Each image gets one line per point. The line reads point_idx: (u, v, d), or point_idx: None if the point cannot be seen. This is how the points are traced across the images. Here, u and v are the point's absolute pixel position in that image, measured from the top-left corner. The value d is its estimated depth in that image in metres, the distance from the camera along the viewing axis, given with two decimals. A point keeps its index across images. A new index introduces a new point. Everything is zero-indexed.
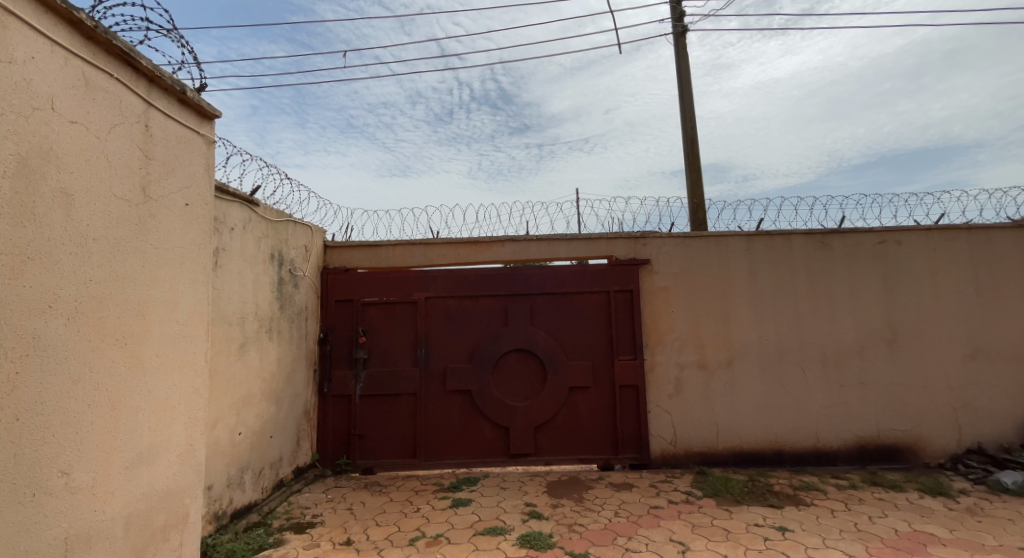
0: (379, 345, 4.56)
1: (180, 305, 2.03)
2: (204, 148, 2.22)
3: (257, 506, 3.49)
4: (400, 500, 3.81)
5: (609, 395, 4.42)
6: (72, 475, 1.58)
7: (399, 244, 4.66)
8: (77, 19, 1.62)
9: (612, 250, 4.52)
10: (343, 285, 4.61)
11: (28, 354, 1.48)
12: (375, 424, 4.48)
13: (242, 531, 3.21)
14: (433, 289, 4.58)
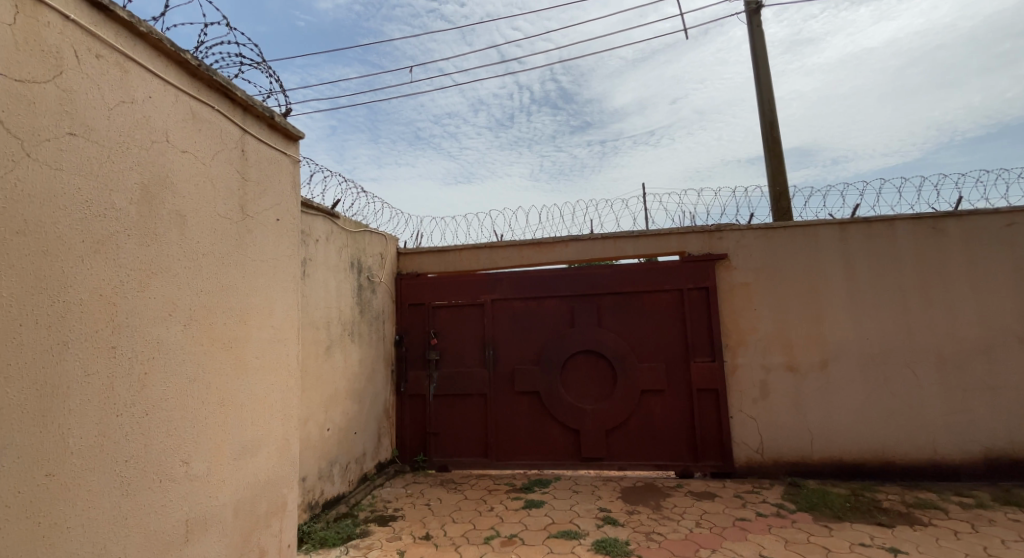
0: (451, 347, 4.73)
1: (275, 311, 2.24)
2: (290, 167, 2.42)
3: (345, 498, 3.74)
4: (475, 498, 3.92)
5: (685, 398, 4.29)
6: (191, 465, 1.78)
7: (466, 248, 4.80)
8: (184, 60, 1.83)
9: (684, 245, 4.40)
10: (415, 289, 4.83)
11: (154, 357, 1.66)
12: (449, 424, 4.65)
13: (333, 520, 3.45)
14: (500, 292, 4.67)
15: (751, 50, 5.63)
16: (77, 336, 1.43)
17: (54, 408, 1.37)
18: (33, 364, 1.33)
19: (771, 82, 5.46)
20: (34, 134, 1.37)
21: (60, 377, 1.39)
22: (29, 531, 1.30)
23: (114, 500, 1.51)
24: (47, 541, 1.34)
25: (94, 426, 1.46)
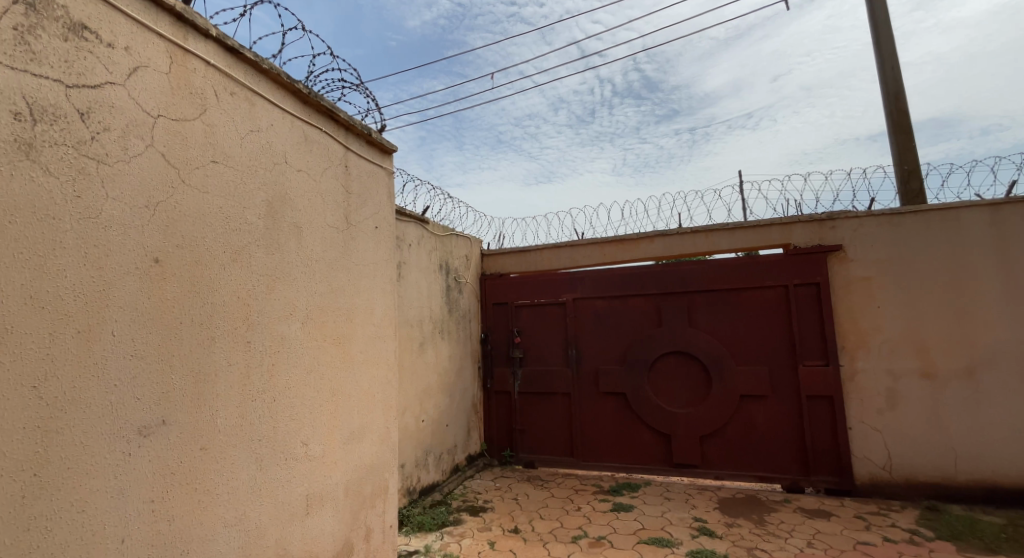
0: (533, 345, 4.84)
1: (375, 311, 2.46)
2: (386, 179, 2.65)
3: (439, 486, 3.98)
4: (562, 496, 4.00)
5: (791, 404, 4.05)
6: (309, 446, 2.01)
7: (546, 248, 4.87)
8: (298, 90, 2.08)
9: (789, 237, 4.16)
10: (499, 289, 5.01)
11: (279, 351, 1.90)
12: (534, 421, 4.76)
13: (428, 506, 3.69)
14: (580, 290, 4.70)
15: (869, 15, 5.16)
16: (222, 332, 1.68)
17: (206, 391, 1.61)
18: (192, 355, 1.58)
19: (895, 48, 4.99)
20: (187, 163, 1.62)
21: (210, 365, 1.63)
22: (191, 497, 1.54)
23: (250, 473, 1.74)
24: (205, 506, 1.58)
25: (235, 405, 1.71)
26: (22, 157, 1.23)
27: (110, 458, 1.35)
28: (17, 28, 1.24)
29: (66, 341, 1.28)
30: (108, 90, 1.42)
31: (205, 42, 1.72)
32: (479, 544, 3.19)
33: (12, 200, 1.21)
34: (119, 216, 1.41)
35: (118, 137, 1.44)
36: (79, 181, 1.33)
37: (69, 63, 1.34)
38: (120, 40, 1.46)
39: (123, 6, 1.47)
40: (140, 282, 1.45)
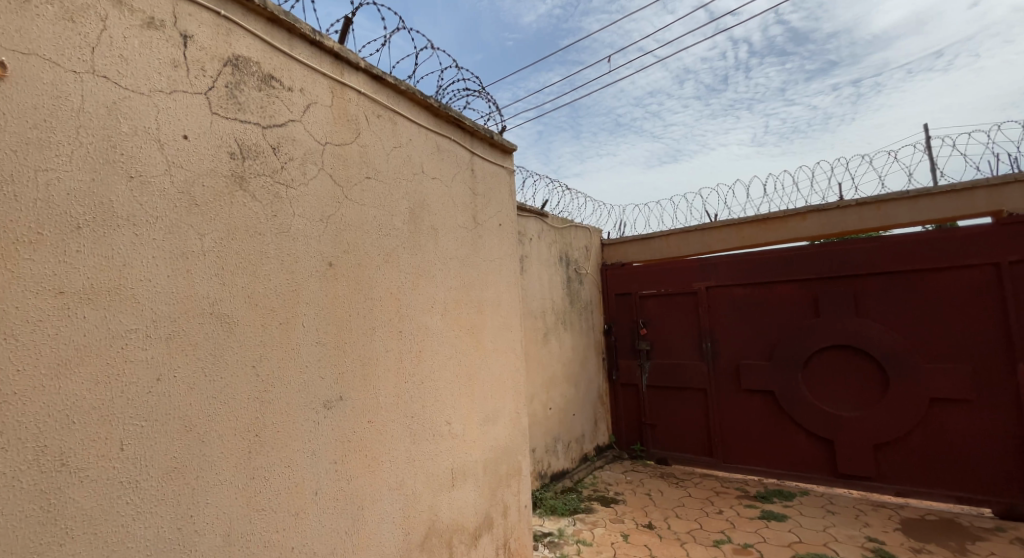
0: (662, 337, 4.74)
1: (502, 303, 2.64)
2: (508, 178, 2.82)
3: (569, 474, 4.12)
4: (700, 497, 3.88)
5: (1001, 411, 3.43)
6: (451, 426, 2.24)
7: (672, 234, 4.75)
8: (430, 104, 2.30)
9: (1000, 202, 3.48)
10: (623, 279, 4.98)
11: (424, 340, 2.15)
12: (667, 415, 4.67)
13: (559, 491, 3.85)
14: (715, 278, 4.47)
15: None
16: (379, 323, 1.95)
17: (370, 373, 1.89)
18: (357, 343, 1.86)
19: None
20: (348, 180, 1.91)
21: (371, 351, 1.91)
22: (363, 462, 1.83)
23: (405, 445, 2.01)
24: (373, 471, 1.86)
25: (391, 386, 1.97)
26: (239, 189, 1.56)
27: (304, 425, 1.65)
28: (228, 85, 1.57)
29: (272, 330, 1.59)
30: (290, 127, 1.74)
31: (357, 74, 2.00)
32: (612, 535, 3.25)
33: (232, 220, 1.53)
34: (303, 229, 1.72)
35: (299, 164, 1.75)
36: (275, 204, 1.65)
37: (263, 108, 1.66)
38: (296, 84, 1.78)
39: (296, 54, 1.78)
40: (319, 283, 1.75)
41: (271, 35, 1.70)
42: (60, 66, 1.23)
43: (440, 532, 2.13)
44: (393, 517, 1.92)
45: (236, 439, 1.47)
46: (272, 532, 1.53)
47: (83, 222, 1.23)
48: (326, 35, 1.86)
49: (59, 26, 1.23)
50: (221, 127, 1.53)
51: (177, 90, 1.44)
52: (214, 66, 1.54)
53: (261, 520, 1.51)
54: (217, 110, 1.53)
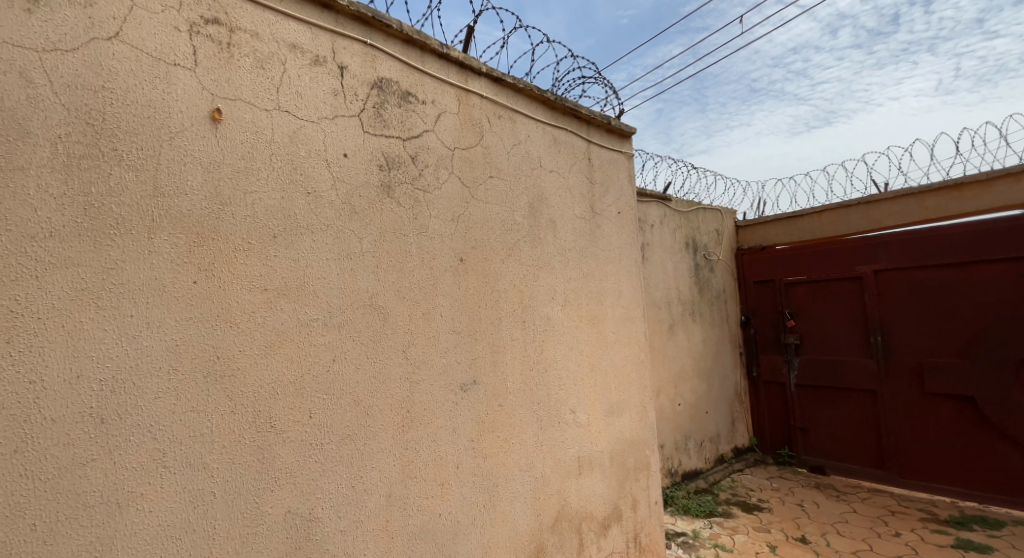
0: (816, 329, 4.32)
1: (623, 293, 2.65)
2: (627, 163, 2.80)
3: (703, 474, 3.99)
4: (869, 515, 3.46)
5: None
6: (576, 414, 2.31)
7: (827, 210, 4.28)
8: (547, 99, 2.38)
9: None
10: (765, 265, 4.63)
11: (547, 330, 2.24)
12: (823, 417, 4.26)
13: (693, 492, 3.74)
14: (884, 260, 3.93)
15: None
16: (505, 313, 2.08)
17: (499, 360, 2.04)
18: (487, 332, 2.01)
19: None
20: (474, 181, 2.06)
21: (499, 340, 2.05)
22: (496, 442, 1.98)
23: (534, 431, 2.12)
24: (505, 453, 2.00)
25: (518, 373, 2.10)
26: (386, 197, 1.77)
27: (445, 405, 1.83)
28: (375, 105, 1.79)
29: (416, 318, 1.79)
30: (425, 137, 1.93)
31: (480, 79, 2.14)
32: (757, 544, 3.06)
33: (383, 225, 1.75)
34: (438, 229, 1.91)
35: (433, 170, 1.94)
36: (415, 208, 1.85)
37: (403, 122, 1.87)
38: (429, 97, 1.96)
39: (428, 69, 1.96)
40: (453, 277, 1.93)
41: (407, 54, 1.90)
42: (257, 107, 1.52)
43: (570, 516, 2.21)
44: (524, 497, 2.04)
45: (392, 414, 1.69)
46: (423, 498, 1.74)
47: (277, 232, 1.51)
48: (452, 47, 2.03)
49: (254, 74, 1.52)
50: (371, 143, 1.76)
51: (338, 115, 1.69)
52: (363, 90, 1.77)
53: (414, 486, 1.72)
54: (369, 129, 1.76)
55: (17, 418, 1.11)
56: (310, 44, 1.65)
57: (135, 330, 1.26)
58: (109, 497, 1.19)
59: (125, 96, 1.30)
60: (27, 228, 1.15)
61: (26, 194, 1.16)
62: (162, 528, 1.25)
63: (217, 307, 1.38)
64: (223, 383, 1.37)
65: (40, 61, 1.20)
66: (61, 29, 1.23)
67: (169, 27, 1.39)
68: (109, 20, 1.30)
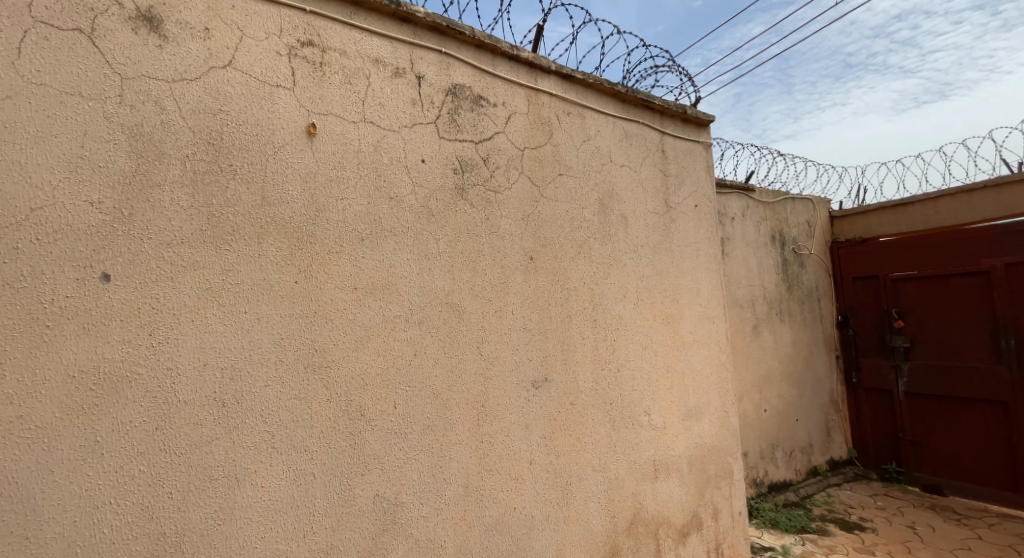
0: (930, 330, 3.92)
1: (701, 291, 2.56)
2: (704, 153, 2.70)
3: (794, 487, 3.76)
4: (997, 544, 3.09)
5: None
6: (651, 416, 2.27)
7: (942, 197, 3.87)
8: (618, 91, 2.35)
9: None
10: (868, 259, 4.28)
11: (618, 328, 2.22)
12: (939, 429, 3.86)
13: (782, 505, 3.54)
14: (1016, 252, 3.49)
15: None
16: (575, 312, 2.09)
17: (570, 358, 2.05)
18: (558, 330, 2.03)
19: None
20: (544, 179, 2.09)
21: (570, 338, 2.06)
22: (568, 441, 1.99)
23: (606, 431, 2.11)
24: (577, 452, 2.01)
25: (589, 372, 2.10)
26: (460, 200, 1.84)
27: (517, 401, 1.88)
28: (450, 111, 1.87)
29: (489, 315, 1.85)
30: (496, 139, 1.98)
31: (549, 77, 2.16)
32: None
33: (457, 226, 1.82)
34: (508, 228, 1.95)
35: (504, 171, 1.98)
36: (487, 209, 1.91)
37: (476, 126, 1.93)
38: (499, 99, 2.01)
39: (498, 72, 2.01)
40: (524, 275, 1.97)
41: (479, 59, 1.97)
42: (345, 120, 1.64)
43: (646, 520, 2.18)
44: (598, 497, 2.04)
45: (468, 408, 1.76)
46: (498, 492, 1.79)
47: (364, 235, 1.62)
48: (522, 48, 2.06)
49: (343, 89, 1.64)
50: (445, 149, 1.84)
51: (416, 123, 1.78)
52: (439, 97, 1.85)
53: (490, 479, 1.78)
54: (444, 135, 1.84)
55: (157, 400, 1.28)
56: (391, 57, 1.76)
57: (248, 325, 1.41)
58: (229, 472, 1.35)
59: (237, 117, 1.46)
60: (163, 236, 1.33)
61: (163, 207, 1.33)
62: (272, 502, 1.40)
63: (314, 304, 1.51)
64: (320, 373, 1.50)
65: (170, 90, 1.38)
66: (185, 61, 1.41)
67: (272, 52, 1.54)
68: (223, 50, 1.46)
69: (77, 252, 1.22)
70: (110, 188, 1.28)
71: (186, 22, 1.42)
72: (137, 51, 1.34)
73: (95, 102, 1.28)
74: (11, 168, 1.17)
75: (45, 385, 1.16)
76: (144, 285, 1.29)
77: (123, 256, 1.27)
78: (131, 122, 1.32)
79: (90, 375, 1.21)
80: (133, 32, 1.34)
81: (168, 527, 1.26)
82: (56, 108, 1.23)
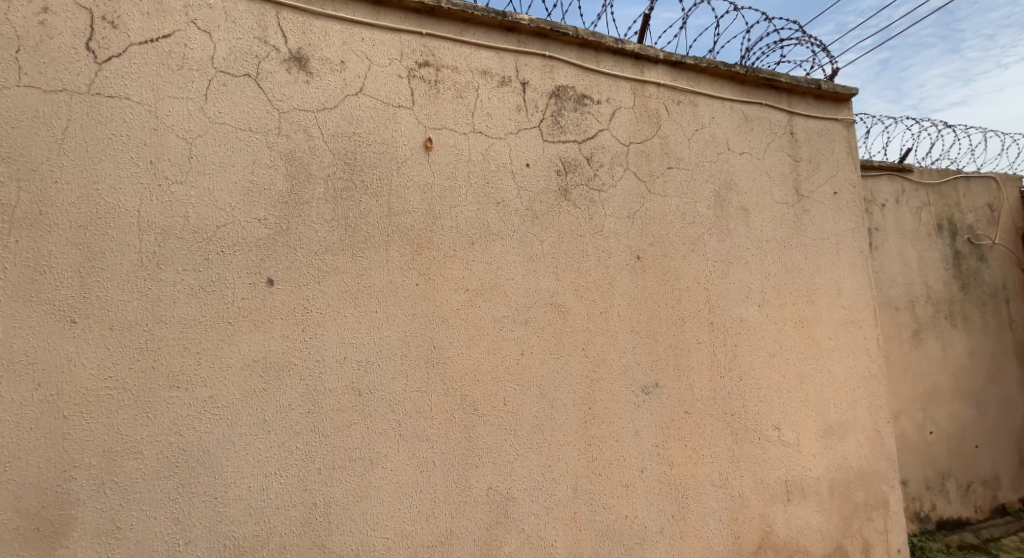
0: None
1: (842, 290, 2.26)
2: (843, 132, 2.39)
3: (971, 526, 3.13)
4: None
5: None
6: (781, 431, 2.06)
7: None
8: (735, 73, 2.18)
9: None
10: None
11: (740, 332, 2.05)
12: None
13: (955, 546, 2.96)
14: None
15: None
16: (689, 314, 1.98)
17: (684, 363, 1.94)
18: (670, 333, 1.94)
19: None
20: (653, 175, 2.01)
21: (683, 342, 1.95)
22: (683, 451, 1.89)
23: (728, 444, 1.96)
24: (695, 463, 1.90)
25: (707, 378, 1.97)
26: (564, 200, 1.86)
27: (626, 406, 1.83)
28: (554, 113, 1.89)
29: (594, 317, 1.83)
30: (601, 136, 1.95)
31: (657, 67, 2.08)
32: None
33: (562, 227, 1.84)
34: (615, 228, 1.91)
35: (609, 169, 1.95)
36: (591, 208, 1.89)
37: (580, 126, 1.93)
38: (604, 96, 1.98)
39: (603, 68, 1.99)
40: (632, 275, 1.91)
41: (583, 58, 1.97)
42: (457, 132, 1.74)
43: (777, 545, 1.98)
44: (719, 514, 1.90)
45: (575, 411, 1.76)
46: (608, 497, 1.76)
47: (473, 239, 1.71)
48: (627, 40, 2.01)
49: (455, 103, 1.76)
50: (549, 151, 1.86)
51: (521, 128, 1.83)
52: (542, 100, 1.88)
53: (600, 483, 1.76)
54: (547, 137, 1.87)
55: (306, 387, 1.48)
56: (497, 67, 1.84)
57: (378, 323, 1.57)
58: (365, 455, 1.51)
59: (367, 137, 1.64)
60: (312, 246, 1.54)
61: (312, 221, 1.54)
62: (400, 485, 1.53)
63: (431, 305, 1.63)
64: (437, 368, 1.61)
65: (315, 119, 1.59)
66: (327, 92, 1.61)
67: (394, 76, 1.70)
68: (355, 79, 1.65)
69: (251, 261, 1.47)
70: (272, 206, 1.51)
71: (326, 58, 1.63)
72: (290, 88, 1.57)
73: (260, 134, 1.53)
74: (204, 194, 1.45)
75: (229, 370, 1.41)
76: (298, 288, 1.50)
77: (283, 264, 1.50)
78: (287, 149, 1.55)
79: (259, 363, 1.44)
80: (287, 72, 1.58)
81: (318, 498, 1.45)
82: (234, 142, 1.50)
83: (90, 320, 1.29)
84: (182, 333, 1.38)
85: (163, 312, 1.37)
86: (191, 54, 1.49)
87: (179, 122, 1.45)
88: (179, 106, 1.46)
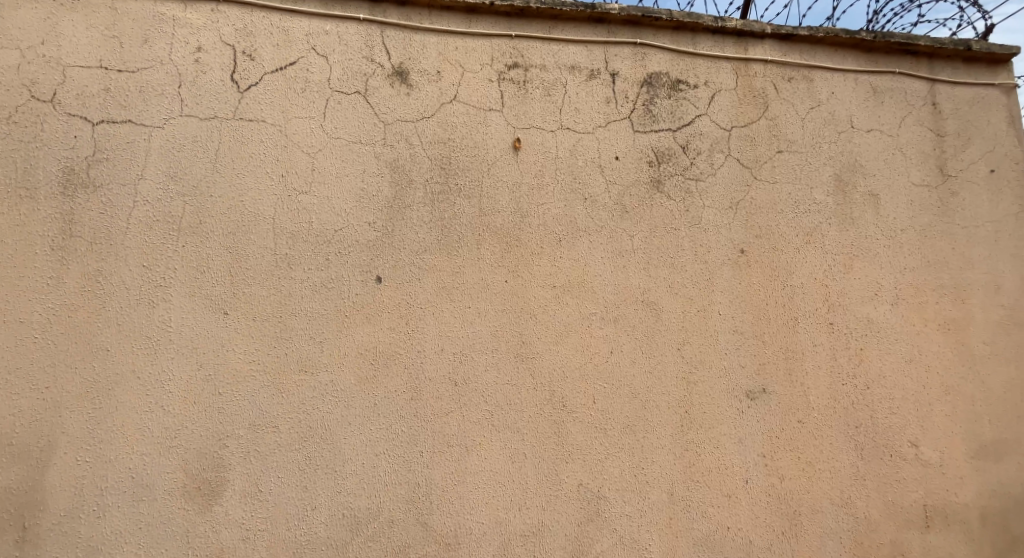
0: None
1: (1005, 286, 1.89)
2: (1006, 97, 2.00)
3: None
4: None
5: None
6: (920, 448, 1.78)
7: None
8: (860, 40, 1.92)
9: None
10: None
11: (867, 333, 1.81)
12: None
13: None
14: None
15: None
16: (803, 313, 1.79)
17: (797, 367, 1.77)
18: (779, 333, 1.77)
19: None
20: (759, 161, 1.85)
21: (796, 343, 1.78)
22: (797, 463, 1.72)
23: (851, 459, 1.75)
24: (811, 477, 1.72)
25: (825, 384, 1.77)
26: (657, 192, 1.78)
27: (727, 411, 1.71)
28: (646, 103, 1.82)
29: (690, 315, 1.74)
30: (699, 123, 1.84)
31: (763, 44, 1.91)
32: None
33: (654, 221, 1.76)
34: (714, 220, 1.79)
35: (707, 156, 1.83)
36: (688, 199, 1.79)
37: (675, 113, 1.83)
38: (702, 79, 1.87)
39: (700, 50, 1.87)
40: (734, 270, 1.78)
41: (677, 42, 1.87)
42: (545, 130, 1.76)
43: None
44: (840, 536, 1.70)
45: (670, 412, 1.69)
46: (708, 505, 1.67)
47: (561, 236, 1.71)
48: (728, 18, 1.87)
49: (543, 101, 1.77)
50: (640, 142, 1.80)
51: (610, 121, 1.79)
52: (633, 90, 1.82)
53: (698, 490, 1.67)
54: (638, 128, 1.81)
55: (408, 376, 1.59)
56: (586, 61, 1.82)
57: (470, 318, 1.64)
58: (462, 442, 1.59)
59: (462, 142, 1.72)
60: (415, 246, 1.65)
61: (414, 222, 1.66)
62: (492, 474, 1.59)
63: (519, 301, 1.67)
64: (525, 362, 1.65)
65: (416, 128, 1.71)
66: (426, 101, 1.72)
67: (485, 80, 1.76)
68: (451, 86, 1.74)
69: (363, 260, 1.62)
70: (379, 210, 1.65)
71: (425, 69, 1.74)
72: (393, 100, 1.71)
73: (369, 145, 1.68)
74: (324, 201, 1.63)
75: (345, 358, 1.57)
76: (403, 284, 1.63)
77: (390, 262, 1.63)
78: (392, 157, 1.68)
79: (370, 353, 1.58)
80: (391, 86, 1.71)
81: (420, 478, 1.56)
82: (347, 154, 1.66)
83: (238, 313, 1.53)
84: (308, 324, 1.57)
85: (292, 306, 1.56)
86: (311, 78, 1.68)
87: (304, 138, 1.64)
88: (304, 125, 1.65)
